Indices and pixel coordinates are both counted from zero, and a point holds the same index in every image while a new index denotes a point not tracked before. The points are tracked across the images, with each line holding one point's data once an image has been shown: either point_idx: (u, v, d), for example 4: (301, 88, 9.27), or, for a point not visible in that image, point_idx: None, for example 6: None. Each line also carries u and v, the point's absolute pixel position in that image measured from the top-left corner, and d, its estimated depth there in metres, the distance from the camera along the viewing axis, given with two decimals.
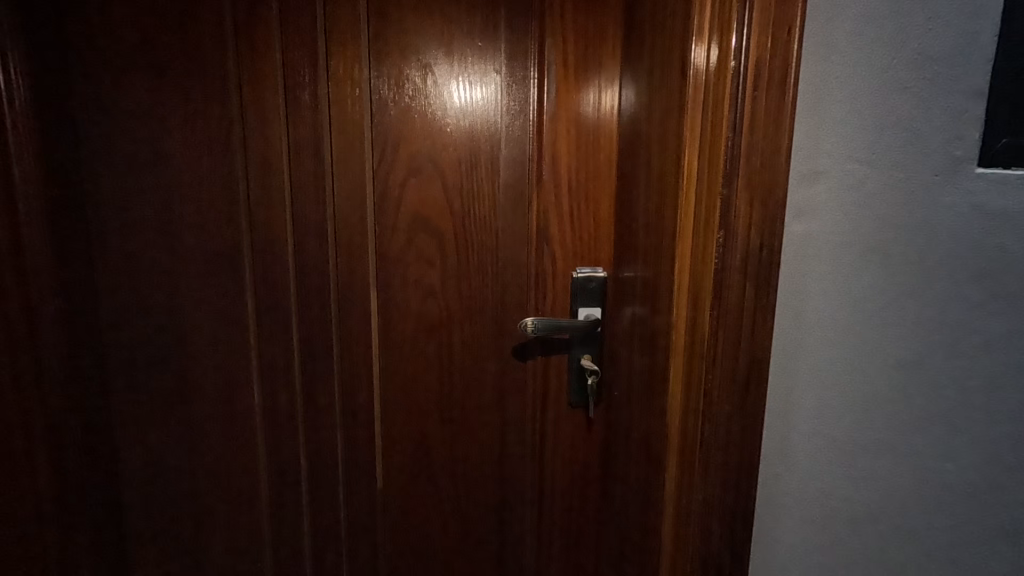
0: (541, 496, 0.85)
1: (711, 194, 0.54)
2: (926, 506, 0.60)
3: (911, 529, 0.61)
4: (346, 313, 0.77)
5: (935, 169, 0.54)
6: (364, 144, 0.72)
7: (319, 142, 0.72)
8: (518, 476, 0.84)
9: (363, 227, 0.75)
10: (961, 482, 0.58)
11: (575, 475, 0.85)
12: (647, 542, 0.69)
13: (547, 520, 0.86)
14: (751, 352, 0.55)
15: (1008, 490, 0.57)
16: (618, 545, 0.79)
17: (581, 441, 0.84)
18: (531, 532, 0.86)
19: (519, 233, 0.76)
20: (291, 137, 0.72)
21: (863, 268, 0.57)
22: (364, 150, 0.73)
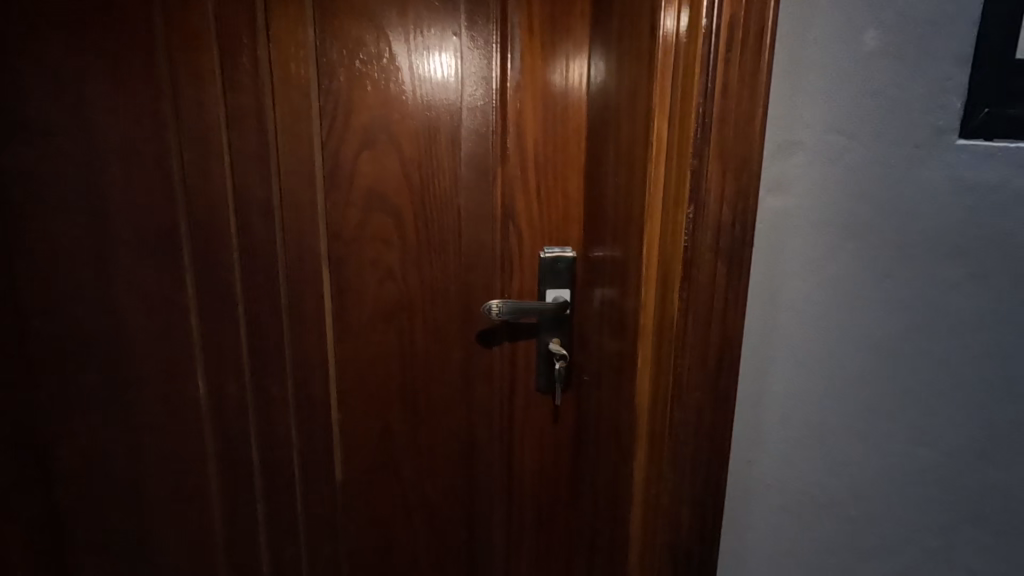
0: (510, 485, 0.82)
1: (681, 166, 0.50)
2: (897, 484, 0.60)
3: (880, 508, 0.61)
4: (298, 298, 0.72)
5: (917, 142, 0.52)
6: (312, 114, 0.67)
7: (262, 111, 0.66)
8: (485, 466, 0.81)
9: (313, 204, 0.70)
10: (931, 460, 0.60)
11: (545, 463, 0.83)
12: (615, 532, 0.67)
13: (517, 509, 0.83)
14: (723, 333, 0.52)
15: (977, 463, 0.60)
16: (589, 535, 0.77)
17: (551, 428, 0.82)
18: (499, 522, 0.83)
19: (483, 212, 0.72)
20: (232, 106, 0.66)
21: (843, 247, 0.54)
22: (313, 121, 0.67)
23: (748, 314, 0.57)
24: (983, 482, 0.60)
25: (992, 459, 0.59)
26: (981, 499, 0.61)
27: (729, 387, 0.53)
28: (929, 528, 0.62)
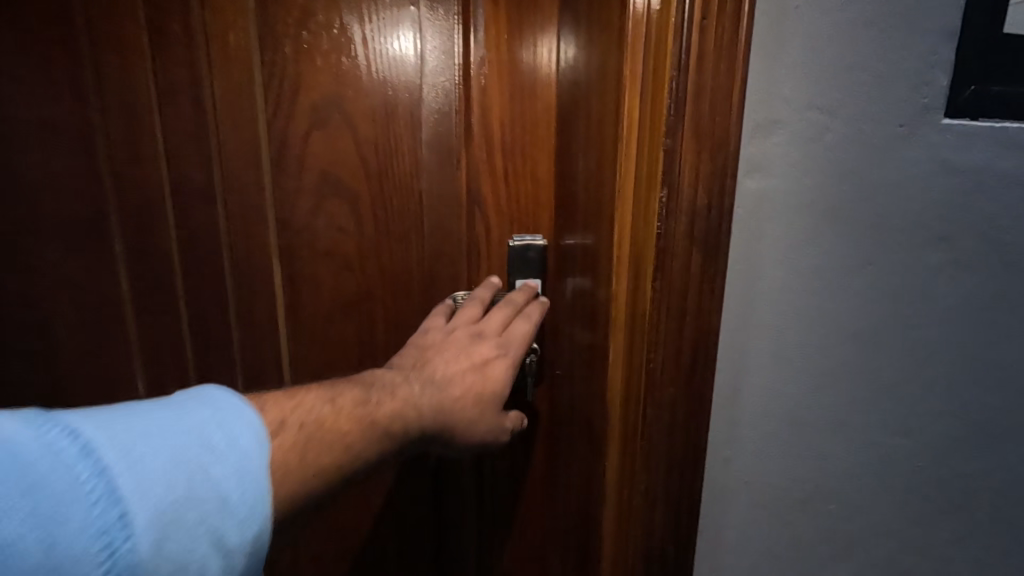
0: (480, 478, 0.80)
1: (653, 147, 0.47)
2: (873, 475, 0.59)
3: (858, 501, 0.60)
4: (247, 290, 0.67)
5: (900, 120, 0.49)
6: (255, 91, 0.62)
7: (197, 85, 0.61)
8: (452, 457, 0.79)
9: (260, 189, 0.64)
10: (906, 447, 0.59)
11: (516, 459, 0.80)
12: (586, 533, 0.64)
13: (486, 505, 0.81)
14: (698, 326, 0.49)
15: (945, 449, 0.60)
16: (560, 532, 0.74)
17: (522, 423, 0.78)
18: (468, 518, 0.81)
19: (447, 197, 0.68)
20: (163, 81, 0.61)
21: (823, 233, 0.51)
22: (257, 98, 0.62)
23: (726, 306, 0.53)
24: (952, 468, 0.60)
25: (959, 446, 0.60)
26: (950, 484, 0.61)
27: (704, 382, 0.50)
28: (899, 519, 0.61)
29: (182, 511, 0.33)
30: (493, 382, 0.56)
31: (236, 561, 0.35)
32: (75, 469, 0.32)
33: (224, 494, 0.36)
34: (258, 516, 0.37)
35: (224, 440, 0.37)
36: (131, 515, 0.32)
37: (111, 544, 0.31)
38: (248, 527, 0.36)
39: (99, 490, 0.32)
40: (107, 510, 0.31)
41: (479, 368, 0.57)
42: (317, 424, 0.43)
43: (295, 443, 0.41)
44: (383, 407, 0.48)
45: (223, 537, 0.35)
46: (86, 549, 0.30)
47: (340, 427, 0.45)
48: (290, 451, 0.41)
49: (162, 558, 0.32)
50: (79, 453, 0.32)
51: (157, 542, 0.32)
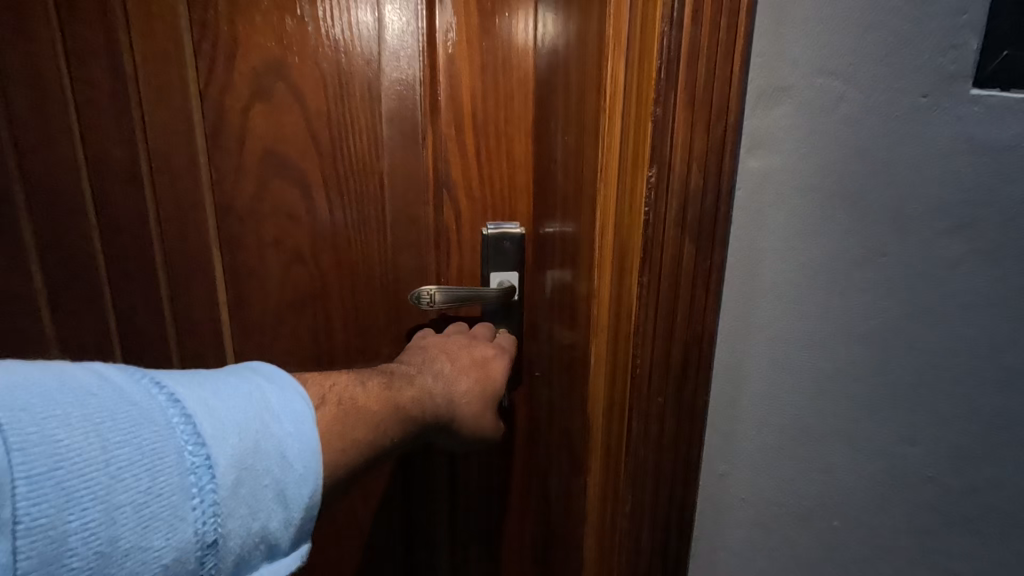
0: (454, 480, 0.76)
1: (641, 118, 0.39)
2: (885, 494, 0.53)
3: (866, 519, 0.53)
4: (184, 283, 0.61)
5: (923, 90, 0.43)
6: (183, 56, 0.54)
7: (112, 50, 0.53)
8: (423, 462, 0.74)
9: (194, 169, 0.58)
10: (925, 466, 0.52)
11: (493, 461, 0.75)
12: (566, 549, 0.59)
13: (462, 508, 0.77)
14: (688, 327, 0.42)
15: (973, 471, 0.51)
16: (542, 537, 0.70)
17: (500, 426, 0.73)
18: (443, 520, 0.77)
19: (412, 180, 0.61)
20: (73, 45, 0.53)
21: (832, 219, 0.45)
22: (185, 64, 0.54)
23: (724, 298, 0.47)
24: (982, 492, 0.52)
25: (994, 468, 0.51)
26: (979, 511, 0.52)
27: (695, 392, 0.44)
28: (918, 546, 0.54)
29: (252, 463, 0.35)
30: (495, 377, 0.58)
31: (293, 514, 0.37)
32: (166, 412, 0.33)
33: (286, 451, 0.37)
34: (313, 474, 0.38)
35: (280, 402, 0.38)
36: (215, 458, 0.33)
37: (198, 483, 0.32)
38: (305, 482, 0.37)
39: (185, 435, 0.33)
40: (196, 450, 0.33)
41: (481, 365, 0.58)
42: (353, 403, 0.43)
43: (338, 416, 0.41)
44: (405, 393, 0.48)
45: (284, 491, 0.36)
46: (176, 485, 0.31)
47: (370, 406, 0.45)
48: (335, 423, 0.41)
49: (237, 501, 0.34)
50: (165, 401, 0.33)
51: (234, 488, 0.33)
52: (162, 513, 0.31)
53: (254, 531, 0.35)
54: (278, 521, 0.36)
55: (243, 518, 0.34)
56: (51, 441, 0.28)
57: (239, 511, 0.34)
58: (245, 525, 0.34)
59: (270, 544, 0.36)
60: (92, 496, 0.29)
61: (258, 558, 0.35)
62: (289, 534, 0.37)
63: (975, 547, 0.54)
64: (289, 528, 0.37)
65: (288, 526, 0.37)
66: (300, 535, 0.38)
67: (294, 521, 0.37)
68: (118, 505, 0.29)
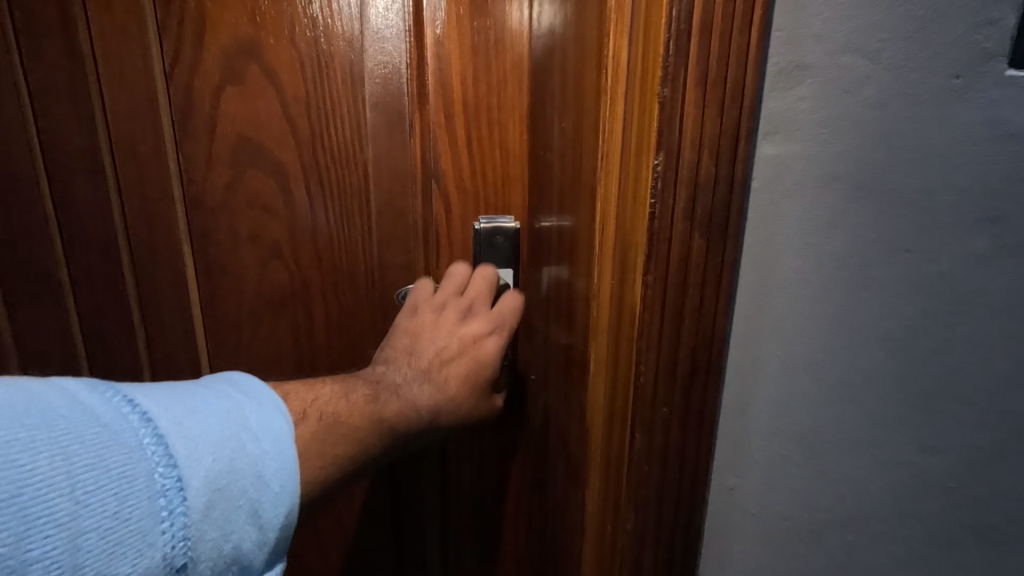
0: (444, 471, 0.74)
1: (645, 98, 0.35)
2: (902, 507, 0.48)
3: (881, 531, 0.49)
4: (149, 275, 0.59)
5: (953, 71, 0.39)
6: (143, 36, 0.52)
7: (69, 33, 0.52)
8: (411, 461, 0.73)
9: (158, 156, 0.56)
10: (946, 477, 0.47)
11: (487, 465, 0.73)
12: (562, 559, 0.56)
13: (452, 512, 0.75)
14: (697, 330, 0.38)
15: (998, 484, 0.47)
16: (540, 550, 0.66)
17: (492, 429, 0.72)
18: (433, 524, 0.75)
19: (398, 170, 0.58)
20: (28, 26, 0.51)
21: (853, 213, 0.41)
22: (146, 43, 0.52)
23: (739, 295, 0.44)
24: (1010, 507, 0.48)
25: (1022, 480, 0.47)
26: (1004, 525, 0.48)
27: (705, 403, 0.40)
28: (945, 568, 0.50)
29: (226, 483, 0.33)
30: (487, 363, 0.53)
31: (268, 536, 0.35)
32: (137, 433, 0.31)
33: (263, 470, 0.35)
34: (290, 492, 0.36)
35: (258, 420, 0.37)
36: (187, 480, 0.31)
37: (169, 506, 0.30)
38: (281, 503, 0.35)
39: (156, 456, 0.31)
40: (167, 472, 0.31)
41: (472, 349, 0.53)
42: (335, 416, 0.41)
43: (318, 433, 0.39)
44: (389, 405, 0.46)
45: (259, 512, 0.34)
46: (145, 509, 0.30)
47: (355, 421, 0.42)
48: (314, 441, 0.39)
49: (209, 525, 0.32)
50: (137, 420, 0.32)
51: (206, 511, 0.32)
52: (130, 539, 0.29)
53: (226, 555, 0.32)
54: (252, 544, 0.34)
55: (216, 543, 0.32)
56: (15, 465, 0.26)
57: (212, 535, 0.32)
58: (217, 550, 0.32)
59: (244, 568, 0.34)
60: (55, 523, 0.27)
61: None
62: (263, 556, 0.35)
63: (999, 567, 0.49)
64: (263, 550, 0.35)
65: (263, 547, 0.35)
66: (275, 557, 0.36)
67: (269, 541, 0.35)
68: (83, 530, 0.28)
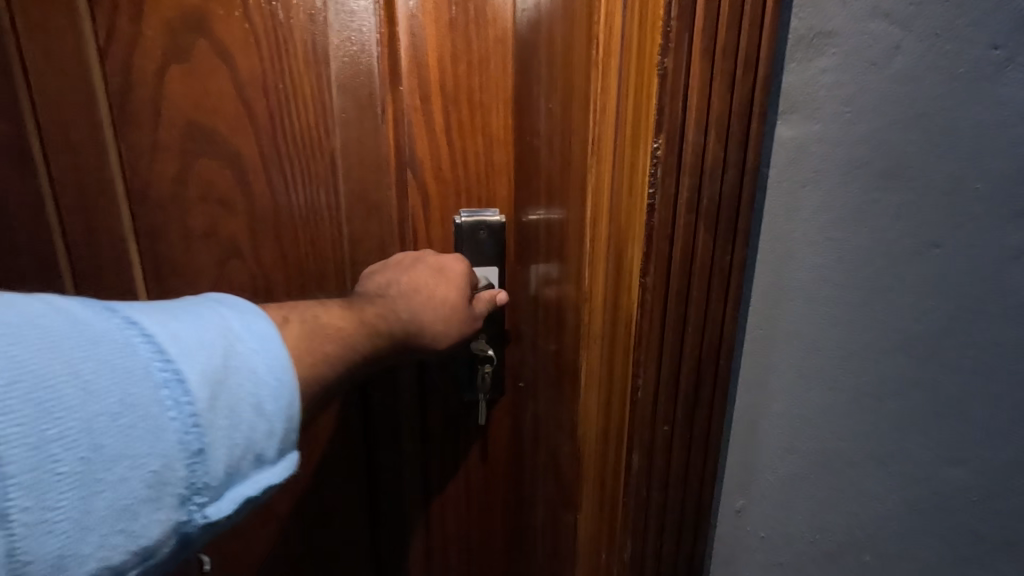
0: (424, 462, 0.69)
1: (643, 72, 0.30)
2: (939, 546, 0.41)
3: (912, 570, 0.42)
4: (91, 271, 0.55)
5: (994, 41, 0.33)
6: (76, 9, 0.48)
7: None
8: (388, 462, 0.68)
9: (96, 141, 0.51)
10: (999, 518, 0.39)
11: (474, 469, 0.71)
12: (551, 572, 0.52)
13: (437, 517, 0.72)
14: (700, 337, 0.33)
15: None
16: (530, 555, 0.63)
17: (475, 431, 0.69)
18: (416, 530, 0.72)
19: (369, 156, 0.55)
20: None
21: (879, 203, 0.36)
22: (80, 16, 0.48)
23: (756, 286, 0.40)
24: None
25: None
26: None
27: (710, 422, 0.36)
28: None
29: (226, 379, 0.29)
30: (458, 282, 0.52)
31: (278, 427, 0.31)
32: (123, 329, 0.26)
33: (258, 367, 0.30)
34: (290, 389, 0.31)
35: (240, 323, 0.31)
36: (186, 373, 0.27)
37: (174, 397, 0.26)
38: (284, 398, 0.31)
39: (150, 352, 0.27)
40: (165, 366, 0.27)
41: (438, 271, 0.52)
42: (320, 325, 0.37)
43: (304, 336, 0.35)
44: (373, 317, 0.42)
45: (267, 409, 0.30)
46: (149, 398, 0.26)
47: (336, 324, 0.38)
48: (301, 343, 0.35)
49: (218, 414, 0.28)
50: (120, 321, 0.27)
51: (213, 402, 0.28)
52: (143, 425, 0.25)
53: (240, 444, 0.29)
54: (264, 435, 0.30)
55: (228, 430, 0.28)
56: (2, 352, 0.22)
57: (222, 425, 0.28)
58: (230, 437, 0.28)
59: (258, 458, 0.30)
60: (63, 408, 0.23)
61: (249, 473, 0.30)
62: (277, 447, 0.31)
63: None
64: (276, 440, 0.31)
65: (276, 438, 0.31)
66: (288, 447, 0.32)
67: (281, 433, 0.31)
68: (92, 415, 0.24)
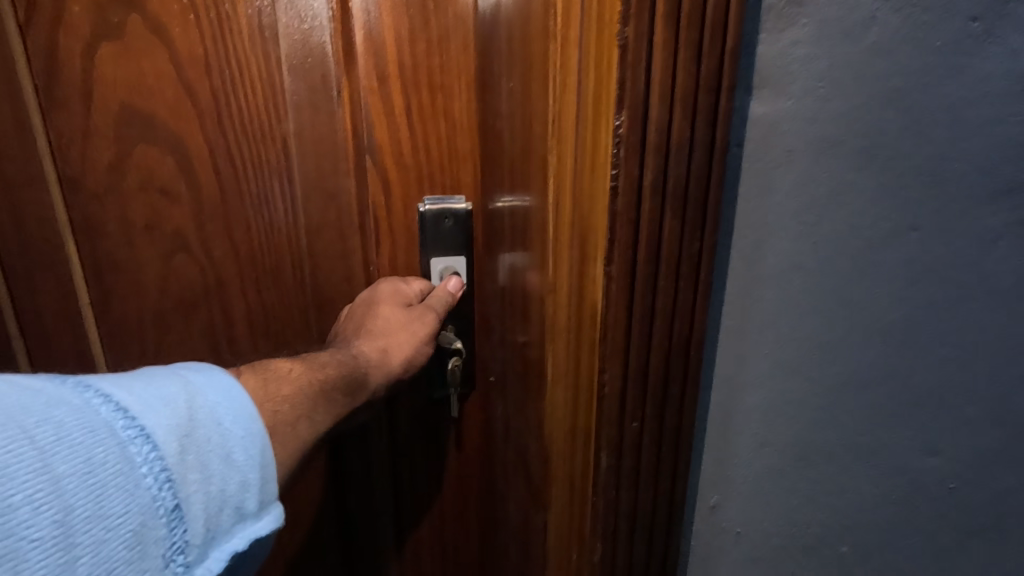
0: (394, 464, 0.68)
1: (603, 46, 0.27)
2: (899, 514, 0.42)
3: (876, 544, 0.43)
4: (26, 267, 0.52)
5: (973, 12, 0.32)
6: None
7: None
8: (359, 465, 0.67)
9: (24, 128, 0.48)
10: (943, 479, 0.42)
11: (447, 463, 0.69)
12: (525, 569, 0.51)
13: (409, 515, 0.71)
14: (667, 329, 0.31)
15: (1002, 480, 0.42)
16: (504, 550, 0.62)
17: (446, 425, 0.67)
18: (388, 529, 0.70)
19: (323, 143, 0.53)
20: None
21: (855, 183, 0.34)
22: None
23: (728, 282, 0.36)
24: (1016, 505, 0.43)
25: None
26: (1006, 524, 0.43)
27: (681, 416, 0.34)
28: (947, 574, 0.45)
29: (192, 431, 0.28)
30: (393, 308, 0.52)
31: (251, 477, 0.30)
32: (78, 391, 0.26)
33: (222, 418, 0.30)
34: (258, 434, 0.31)
35: (199, 377, 0.31)
36: (152, 429, 0.26)
37: (142, 453, 0.26)
38: (252, 446, 0.31)
39: (110, 410, 0.26)
40: (129, 423, 0.26)
41: (372, 309, 0.53)
42: (276, 373, 0.39)
43: (260, 384, 0.37)
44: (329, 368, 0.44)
45: (235, 459, 0.30)
46: (118, 455, 0.25)
47: (285, 368, 0.40)
48: (259, 390, 0.36)
49: (191, 468, 0.27)
50: (73, 384, 0.26)
51: (182, 455, 0.27)
52: (114, 482, 0.24)
53: (217, 498, 0.28)
54: (238, 487, 0.30)
55: (203, 483, 0.28)
56: None
57: (196, 478, 0.27)
58: (206, 491, 0.28)
59: (237, 511, 0.29)
60: (27, 470, 0.22)
61: (231, 529, 0.29)
62: (254, 497, 0.31)
63: (1004, 567, 0.45)
64: (252, 491, 0.30)
65: (251, 489, 0.30)
66: (267, 499, 0.31)
67: (255, 483, 0.31)
68: (60, 476, 0.23)
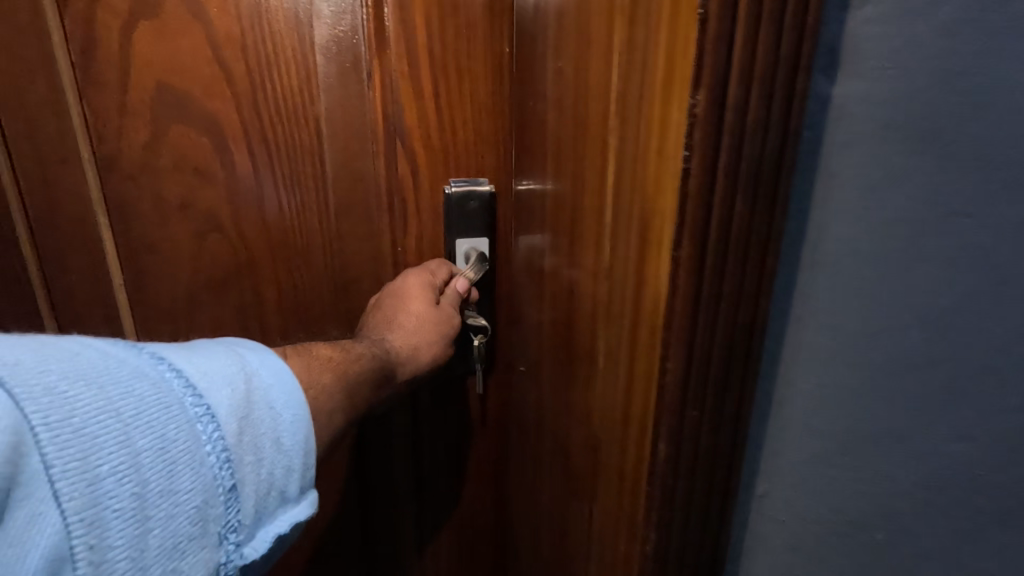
0: (416, 450, 0.67)
1: (679, 21, 0.26)
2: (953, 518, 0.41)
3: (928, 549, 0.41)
4: (61, 248, 0.52)
5: None
6: None
7: None
8: (381, 452, 0.66)
9: (61, 108, 0.47)
10: (1003, 486, 0.40)
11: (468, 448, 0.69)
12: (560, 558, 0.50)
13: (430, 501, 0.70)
14: (732, 314, 0.31)
15: None
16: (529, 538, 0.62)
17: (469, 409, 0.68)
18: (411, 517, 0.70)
19: (356, 125, 0.52)
20: None
21: (928, 167, 0.33)
22: None
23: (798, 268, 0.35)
24: None
25: None
26: None
27: (740, 404, 0.33)
28: None
29: (251, 412, 0.30)
30: (417, 300, 0.51)
31: (294, 463, 0.32)
32: (154, 365, 0.28)
33: (275, 401, 0.32)
34: (304, 421, 0.33)
35: (255, 357, 0.33)
36: (216, 407, 0.29)
37: (207, 432, 0.28)
38: (298, 432, 0.32)
39: (180, 385, 0.28)
40: (197, 400, 0.28)
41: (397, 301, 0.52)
42: (314, 356, 0.39)
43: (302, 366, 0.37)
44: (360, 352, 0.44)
45: (283, 442, 0.31)
46: (187, 432, 0.27)
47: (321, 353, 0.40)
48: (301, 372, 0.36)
49: (246, 448, 0.29)
50: (149, 358, 0.28)
51: (240, 436, 0.29)
52: (182, 459, 0.27)
53: (266, 481, 0.30)
54: (284, 471, 0.31)
55: (256, 466, 0.30)
56: (53, 390, 0.24)
57: (250, 460, 0.30)
58: (257, 473, 0.30)
59: (280, 495, 0.31)
60: (113, 443, 0.25)
61: (274, 511, 0.31)
62: (296, 482, 0.32)
63: None
64: (295, 476, 0.32)
65: (294, 473, 0.32)
66: (307, 484, 0.33)
67: (298, 468, 0.32)
68: (140, 450, 0.25)
